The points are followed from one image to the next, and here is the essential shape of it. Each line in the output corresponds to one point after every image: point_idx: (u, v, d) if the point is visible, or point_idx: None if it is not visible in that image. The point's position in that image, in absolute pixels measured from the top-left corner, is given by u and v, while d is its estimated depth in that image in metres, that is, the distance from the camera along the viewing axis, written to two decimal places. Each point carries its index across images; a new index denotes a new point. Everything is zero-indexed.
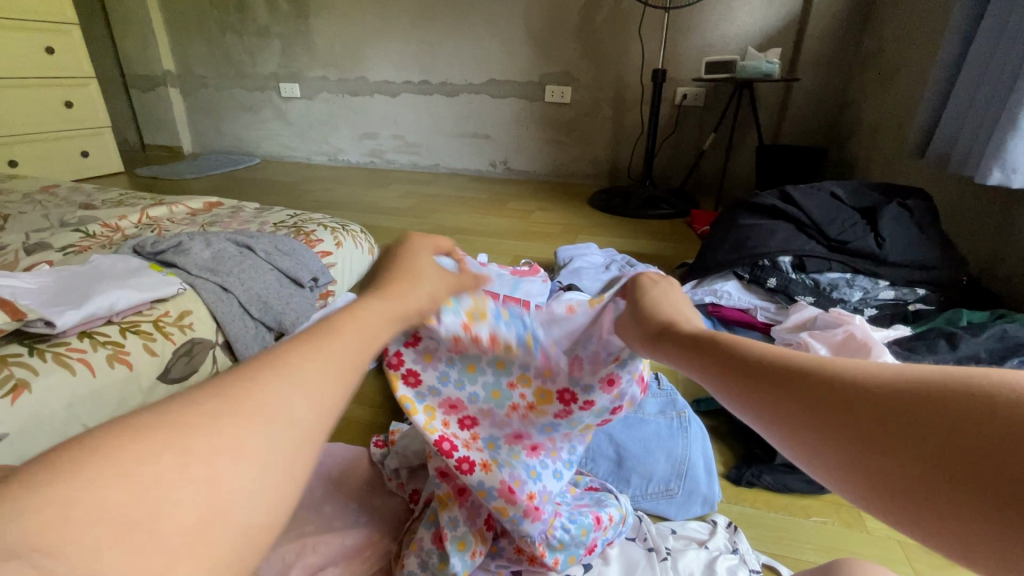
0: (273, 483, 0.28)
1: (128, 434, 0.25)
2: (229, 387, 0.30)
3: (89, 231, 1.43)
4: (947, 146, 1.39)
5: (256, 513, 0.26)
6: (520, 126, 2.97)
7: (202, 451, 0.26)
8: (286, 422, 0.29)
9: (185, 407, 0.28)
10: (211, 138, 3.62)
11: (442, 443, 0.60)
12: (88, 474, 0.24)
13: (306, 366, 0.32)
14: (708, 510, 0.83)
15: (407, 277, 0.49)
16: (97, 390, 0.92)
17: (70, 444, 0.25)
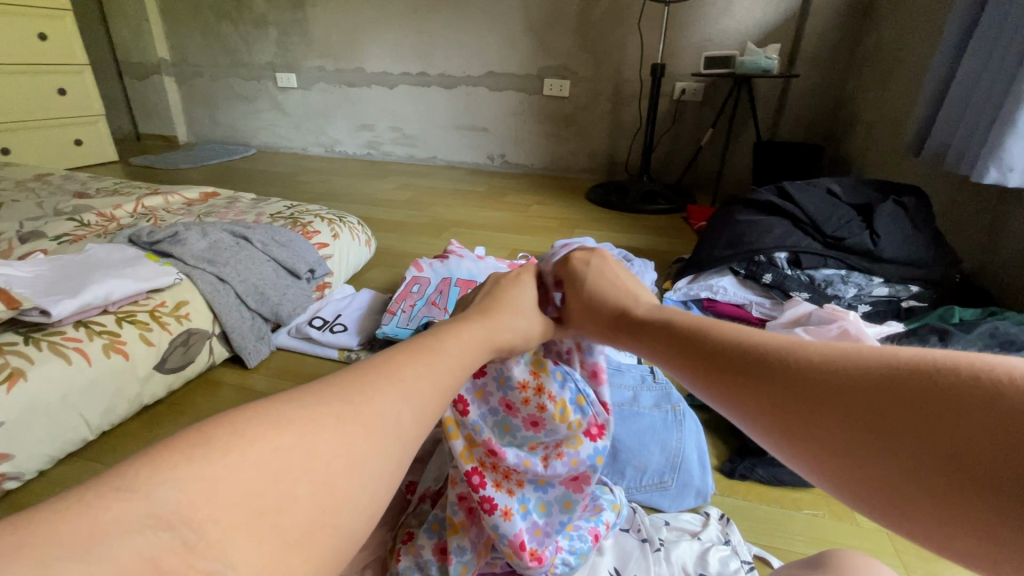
0: (367, 488, 0.37)
1: (273, 429, 0.35)
2: (352, 393, 0.40)
3: (85, 220, 1.42)
4: (943, 145, 1.39)
5: (352, 514, 0.36)
6: (519, 118, 2.96)
7: (325, 453, 0.36)
8: (387, 434, 0.39)
9: (317, 408, 0.38)
10: (206, 128, 3.59)
11: (474, 478, 0.59)
12: (239, 457, 0.33)
13: (412, 385, 0.42)
14: (701, 502, 0.85)
15: (506, 309, 0.61)
16: (93, 380, 0.92)
17: (221, 432, 0.34)
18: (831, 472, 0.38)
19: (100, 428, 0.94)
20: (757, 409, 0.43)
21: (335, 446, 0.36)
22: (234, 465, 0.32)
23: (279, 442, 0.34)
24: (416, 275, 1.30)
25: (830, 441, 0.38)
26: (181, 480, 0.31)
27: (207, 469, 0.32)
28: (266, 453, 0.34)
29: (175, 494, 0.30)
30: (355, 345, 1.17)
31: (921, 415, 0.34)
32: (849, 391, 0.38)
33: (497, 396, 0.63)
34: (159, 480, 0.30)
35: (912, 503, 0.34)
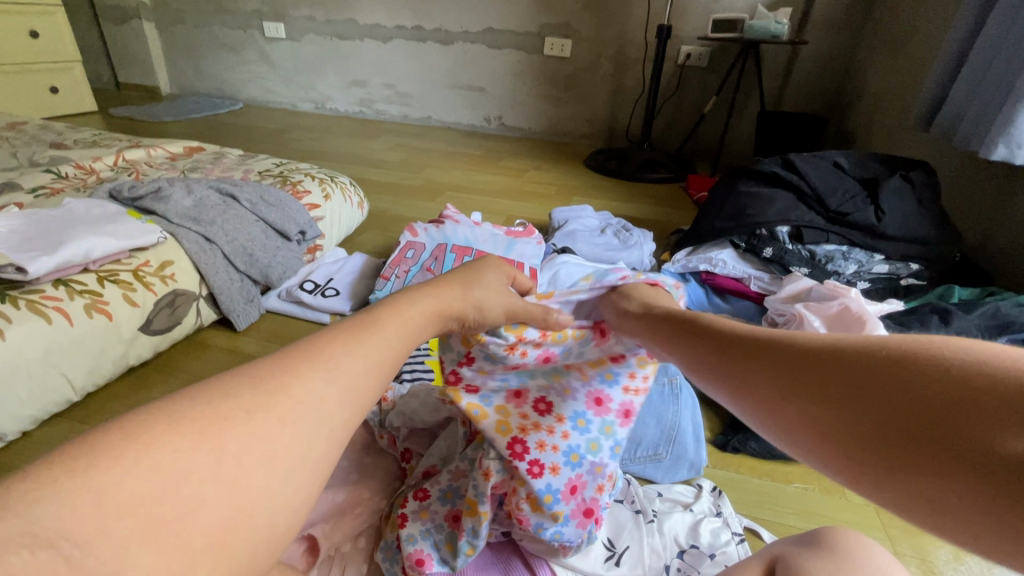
0: (294, 483, 0.30)
1: (171, 426, 0.28)
2: (265, 379, 0.33)
3: (62, 172, 1.36)
4: (954, 119, 1.36)
5: (276, 515, 0.29)
6: (517, 79, 2.85)
7: (235, 448, 0.29)
8: (313, 421, 0.32)
9: (225, 400, 0.31)
10: (190, 79, 3.43)
11: (514, 445, 0.59)
12: (131, 462, 0.26)
13: (342, 364, 0.36)
14: (693, 474, 0.86)
15: (463, 281, 0.52)
16: (76, 340, 0.89)
17: (112, 433, 0.27)
18: (819, 451, 0.32)
19: (86, 389, 0.92)
20: (765, 399, 0.36)
21: (246, 440, 0.29)
22: (120, 474, 0.26)
23: (178, 440, 0.28)
24: (410, 240, 1.26)
25: (827, 424, 0.32)
26: (59, 495, 0.24)
27: (90, 480, 0.25)
28: (162, 454, 0.27)
29: (52, 510, 0.24)
30: (348, 310, 1.15)
31: (920, 385, 0.28)
32: (846, 360, 0.33)
33: (499, 368, 0.61)
34: (33, 495, 0.24)
35: (909, 487, 0.27)
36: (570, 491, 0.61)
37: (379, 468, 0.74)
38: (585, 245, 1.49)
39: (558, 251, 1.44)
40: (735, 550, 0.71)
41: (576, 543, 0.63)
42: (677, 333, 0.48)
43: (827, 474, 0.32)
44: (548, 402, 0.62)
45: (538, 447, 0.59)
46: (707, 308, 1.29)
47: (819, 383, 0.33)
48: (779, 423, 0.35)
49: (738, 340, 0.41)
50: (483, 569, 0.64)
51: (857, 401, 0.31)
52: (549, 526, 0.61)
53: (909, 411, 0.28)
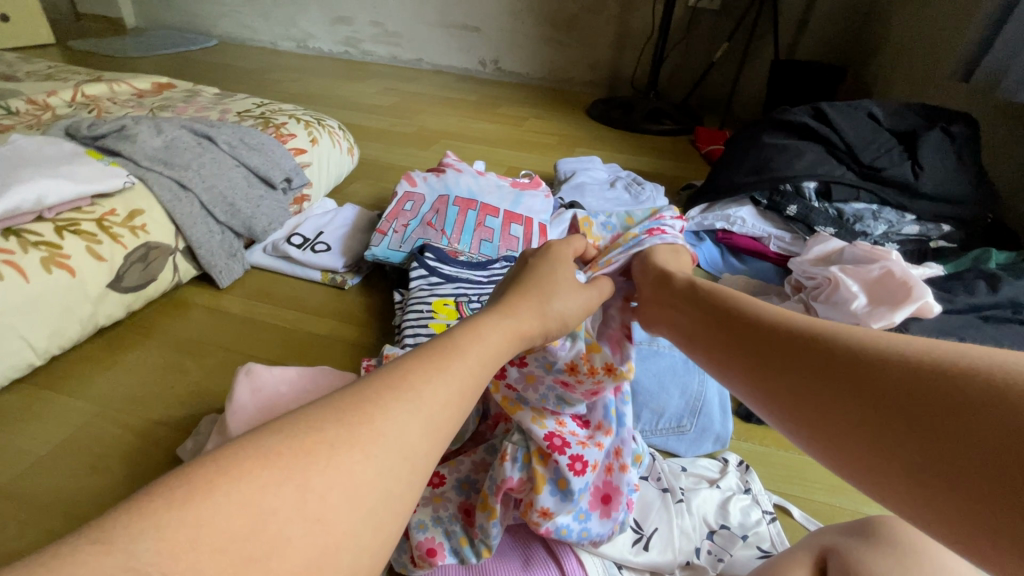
0: (376, 521, 0.30)
1: (257, 459, 0.28)
2: (350, 409, 0.32)
3: (13, 108, 1.20)
4: (998, 69, 1.25)
5: (360, 556, 0.29)
6: (515, 19, 2.64)
7: (320, 485, 0.29)
8: (398, 456, 0.32)
9: (312, 431, 0.31)
10: (157, 11, 3.13)
11: (553, 440, 0.55)
12: (221, 496, 0.27)
13: (423, 395, 0.34)
14: (719, 447, 0.80)
15: (534, 292, 0.49)
16: (34, 299, 0.79)
17: (203, 466, 0.28)
18: (828, 453, 0.38)
19: (49, 352, 0.82)
20: (798, 418, 0.41)
21: (332, 475, 0.29)
22: (213, 507, 0.26)
23: (265, 474, 0.28)
24: (408, 190, 1.15)
25: (852, 447, 0.37)
26: (155, 529, 0.25)
27: (183, 514, 0.26)
28: (249, 490, 0.27)
29: (148, 544, 0.24)
30: (341, 267, 1.06)
31: (952, 416, 0.32)
32: (874, 390, 0.37)
33: (549, 379, 0.57)
34: (131, 528, 0.25)
35: (899, 491, 0.34)
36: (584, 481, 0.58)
37: None
38: (594, 200, 1.39)
39: (566, 206, 1.33)
40: (767, 530, 0.67)
41: (607, 537, 0.58)
42: (711, 335, 0.51)
43: (850, 475, 0.37)
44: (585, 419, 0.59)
45: (580, 445, 0.56)
46: (724, 269, 1.20)
47: (879, 422, 0.36)
48: (808, 439, 0.40)
49: (767, 345, 0.45)
50: (501, 559, 0.59)
51: (880, 430, 0.35)
52: (573, 524, 0.56)
53: (925, 440, 0.33)
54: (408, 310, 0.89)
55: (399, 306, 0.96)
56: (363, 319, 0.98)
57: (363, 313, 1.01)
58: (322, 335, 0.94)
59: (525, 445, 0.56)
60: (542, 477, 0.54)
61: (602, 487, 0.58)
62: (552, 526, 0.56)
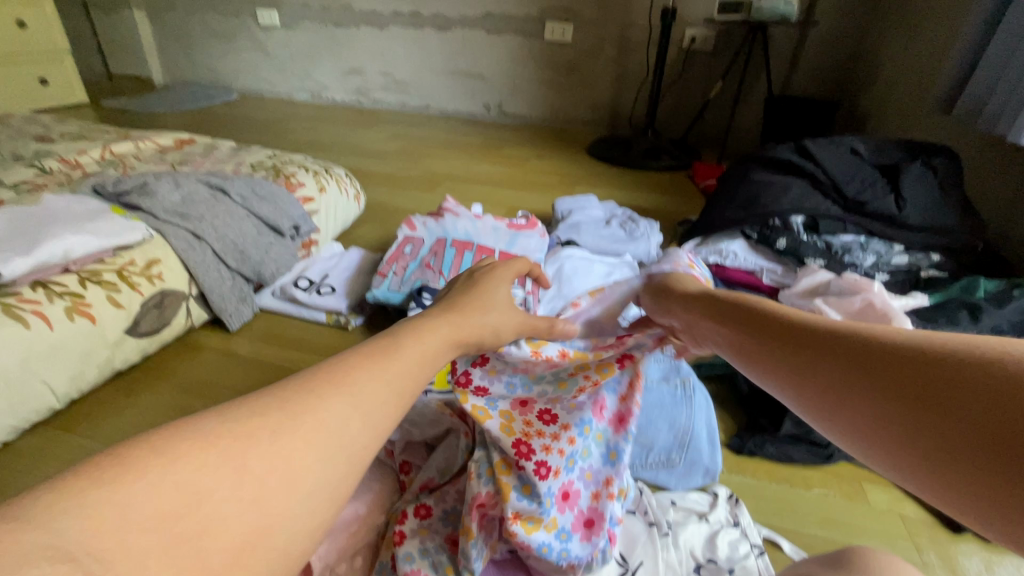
0: (312, 504, 0.31)
1: (196, 443, 0.29)
2: (290, 400, 0.33)
3: (46, 167, 1.30)
4: (976, 102, 1.29)
5: (293, 535, 0.30)
6: (518, 65, 2.77)
7: (259, 467, 0.29)
8: (336, 446, 0.32)
9: (251, 419, 0.31)
10: (183, 69, 3.35)
11: (524, 448, 0.58)
12: (158, 477, 0.27)
13: (364, 389, 0.35)
14: (708, 480, 0.81)
15: (476, 304, 0.50)
16: (56, 345, 0.84)
17: (138, 447, 0.28)
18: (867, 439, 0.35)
19: (69, 396, 0.87)
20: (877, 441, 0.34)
21: (269, 460, 0.30)
22: (147, 489, 0.26)
23: (205, 457, 0.28)
24: (408, 234, 1.21)
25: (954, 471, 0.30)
26: (84, 507, 0.25)
27: (116, 494, 0.25)
28: (186, 472, 0.27)
29: (76, 522, 0.24)
30: (344, 308, 1.11)
31: None
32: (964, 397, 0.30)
33: (510, 370, 0.62)
34: (57, 506, 0.24)
35: (957, 471, 0.30)
36: (565, 501, 0.60)
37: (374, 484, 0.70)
38: (590, 237, 1.43)
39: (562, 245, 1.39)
40: (754, 564, 0.67)
41: (586, 561, 0.59)
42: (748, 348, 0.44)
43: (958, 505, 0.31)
44: (553, 414, 0.61)
45: (544, 450, 0.58)
46: None
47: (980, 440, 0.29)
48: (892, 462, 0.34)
49: (776, 328, 0.42)
50: None
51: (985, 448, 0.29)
52: (554, 543, 0.58)
53: None
54: None
55: None
56: None
57: None
58: None
59: (487, 460, 0.60)
60: (507, 485, 0.57)
61: (587, 511, 0.61)
62: (533, 543, 0.57)
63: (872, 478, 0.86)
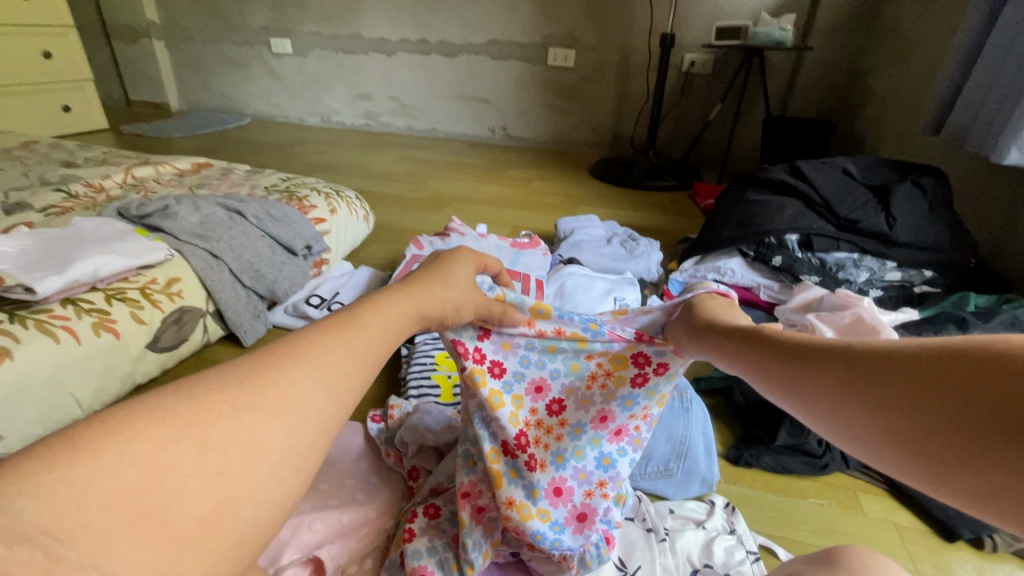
0: (280, 473, 0.29)
1: (155, 420, 0.26)
2: (249, 374, 0.31)
3: (72, 192, 1.37)
4: (964, 123, 1.33)
5: (262, 505, 0.28)
6: (522, 90, 2.86)
7: (221, 441, 0.27)
8: (302, 418, 0.31)
9: (211, 394, 0.29)
10: (199, 96, 3.47)
11: (520, 438, 0.61)
12: (113, 455, 0.24)
13: (326, 362, 0.33)
14: (707, 490, 0.83)
15: (437, 279, 0.48)
16: (83, 359, 0.89)
17: (92, 425, 0.25)
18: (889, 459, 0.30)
19: (93, 408, 0.92)
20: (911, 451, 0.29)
21: (232, 433, 0.28)
22: (104, 467, 0.24)
23: (164, 433, 0.26)
24: (415, 253, 1.25)
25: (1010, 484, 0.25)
26: (38, 488, 0.23)
27: (69, 474, 0.24)
28: (145, 447, 0.25)
29: (32, 504, 0.23)
30: None
31: None
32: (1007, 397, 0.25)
33: (524, 346, 0.61)
34: (11, 488, 0.23)
35: (1001, 484, 0.25)
36: (558, 495, 0.62)
37: (384, 491, 0.74)
38: (591, 255, 1.48)
39: (564, 263, 1.43)
40: (750, 569, 0.69)
41: (578, 553, 0.62)
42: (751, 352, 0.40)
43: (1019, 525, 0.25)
44: (562, 403, 0.63)
45: (537, 443, 0.62)
46: None
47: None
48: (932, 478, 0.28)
49: (776, 343, 0.38)
50: None
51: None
52: (548, 532, 0.61)
53: None
54: (413, 363, 0.98)
55: (406, 359, 1.05)
56: None
57: None
58: None
59: (469, 454, 0.65)
60: (498, 473, 0.60)
61: (580, 505, 0.63)
62: (528, 529, 0.60)
63: (867, 488, 0.88)
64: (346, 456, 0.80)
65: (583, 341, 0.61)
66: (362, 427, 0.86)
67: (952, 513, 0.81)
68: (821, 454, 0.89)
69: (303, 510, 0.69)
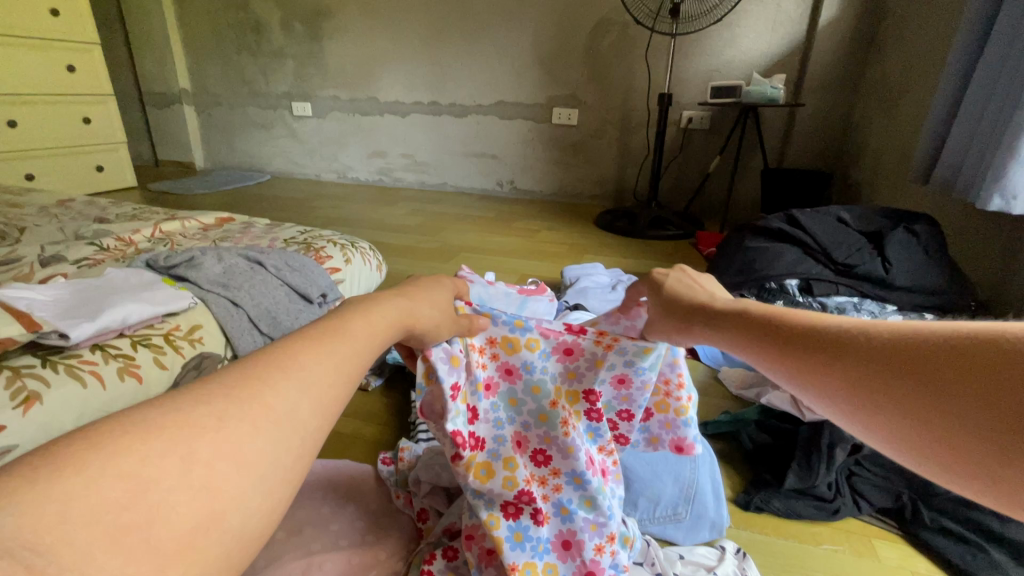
0: (267, 486, 0.30)
1: (140, 434, 0.27)
2: (238, 385, 0.31)
3: (104, 245, 1.45)
4: (951, 172, 1.39)
5: (248, 517, 0.29)
6: (528, 146, 3.01)
7: (206, 453, 0.28)
8: (290, 429, 0.32)
9: (197, 406, 0.29)
10: (223, 155, 3.68)
11: (519, 497, 0.61)
12: (96, 471, 0.25)
13: (313, 373, 0.34)
14: (716, 535, 0.83)
15: (424, 297, 0.52)
16: (107, 403, 0.92)
17: (76, 442, 0.26)
18: (897, 440, 0.34)
19: None
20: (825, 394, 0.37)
21: (219, 446, 0.28)
22: (87, 483, 0.24)
23: (148, 447, 0.27)
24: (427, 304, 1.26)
25: (878, 413, 0.34)
26: (19, 504, 0.23)
27: (52, 489, 0.24)
28: (129, 462, 0.26)
29: (10, 518, 0.22)
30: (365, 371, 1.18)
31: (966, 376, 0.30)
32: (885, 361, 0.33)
33: (496, 410, 0.64)
34: None
35: (871, 409, 0.34)
36: (567, 548, 0.62)
37: (392, 533, 0.75)
38: (597, 302, 1.51)
39: (570, 309, 1.47)
40: None
41: None
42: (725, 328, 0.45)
43: (888, 438, 0.34)
44: (545, 453, 0.63)
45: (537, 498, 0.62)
46: (724, 363, 1.31)
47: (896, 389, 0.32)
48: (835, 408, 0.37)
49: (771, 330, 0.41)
50: None
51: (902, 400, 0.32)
52: None
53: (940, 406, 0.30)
54: None
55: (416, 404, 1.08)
56: (383, 418, 1.08)
57: (384, 412, 1.11)
58: (348, 433, 1.03)
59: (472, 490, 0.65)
60: (499, 536, 0.61)
61: (588, 563, 0.61)
62: None
63: (882, 535, 0.86)
64: (355, 499, 0.81)
65: (537, 389, 0.63)
66: (371, 468, 0.89)
67: (969, 558, 0.79)
68: (832, 498, 0.89)
69: (313, 551, 0.71)
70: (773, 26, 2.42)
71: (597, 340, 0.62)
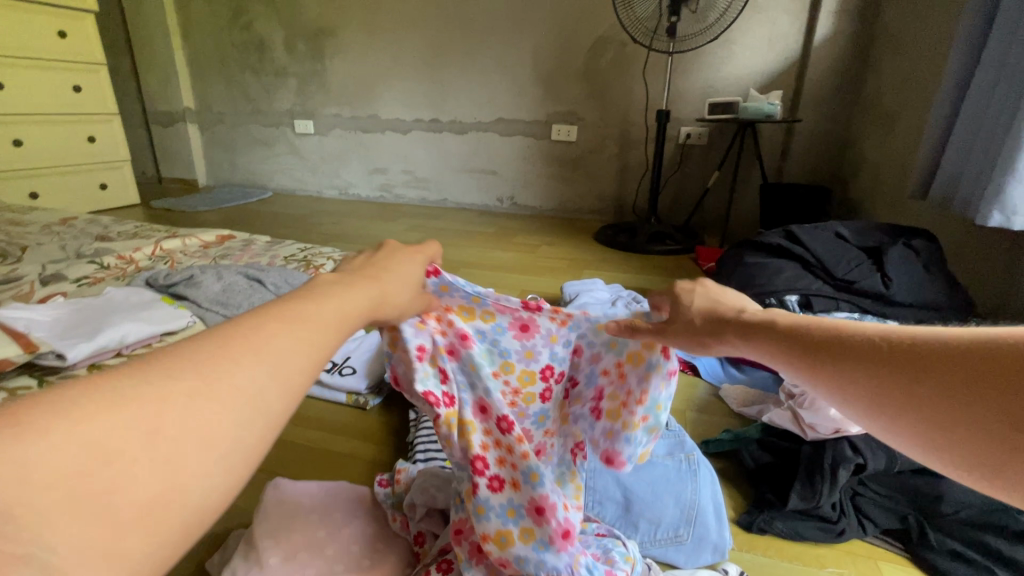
0: (227, 465, 0.31)
1: (104, 407, 0.28)
2: (206, 364, 0.32)
3: (105, 263, 1.45)
4: (948, 187, 1.39)
5: (208, 492, 0.30)
6: (528, 162, 3.03)
7: (169, 429, 0.29)
8: (255, 411, 0.32)
9: (165, 382, 0.30)
10: (226, 172, 3.71)
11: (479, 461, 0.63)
12: (57, 438, 0.26)
13: (283, 357, 0.35)
14: (719, 558, 0.81)
15: (397, 281, 0.51)
16: None
17: (43, 410, 0.27)
18: (929, 444, 0.37)
19: None
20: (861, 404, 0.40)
21: (183, 422, 0.30)
22: (47, 448, 0.26)
23: (112, 419, 0.28)
24: None
25: (914, 420, 0.37)
26: None
27: (15, 450, 0.25)
28: (91, 433, 0.27)
29: None
30: (363, 389, 1.18)
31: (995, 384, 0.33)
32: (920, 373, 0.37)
33: (461, 373, 0.64)
34: None
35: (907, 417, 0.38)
36: (543, 513, 0.62)
37: (389, 557, 0.74)
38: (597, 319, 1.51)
39: None
40: None
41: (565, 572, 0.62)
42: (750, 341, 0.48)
43: (921, 442, 0.38)
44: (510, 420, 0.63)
45: (501, 463, 0.64)
46: (725, 379, 1.31)
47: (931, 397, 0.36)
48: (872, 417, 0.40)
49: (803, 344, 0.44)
50: None
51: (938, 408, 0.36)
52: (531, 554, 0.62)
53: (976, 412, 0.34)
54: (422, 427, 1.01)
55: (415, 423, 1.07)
56: (381, 436, 1.08)
57: (382, 431, 1.10)
58: (345, 452, 1.03)
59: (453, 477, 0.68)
60: (474, 504, 0.63)
61: (563, 523, 0.62)
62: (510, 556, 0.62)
63: (887, 557, 0.85)
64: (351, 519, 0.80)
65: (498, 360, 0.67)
66: (369, 490, 0.87)
67: None
68: (837, 519, 0.87)
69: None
70: (769, 43, 2.45)
71: (553, 319, 0.66)
